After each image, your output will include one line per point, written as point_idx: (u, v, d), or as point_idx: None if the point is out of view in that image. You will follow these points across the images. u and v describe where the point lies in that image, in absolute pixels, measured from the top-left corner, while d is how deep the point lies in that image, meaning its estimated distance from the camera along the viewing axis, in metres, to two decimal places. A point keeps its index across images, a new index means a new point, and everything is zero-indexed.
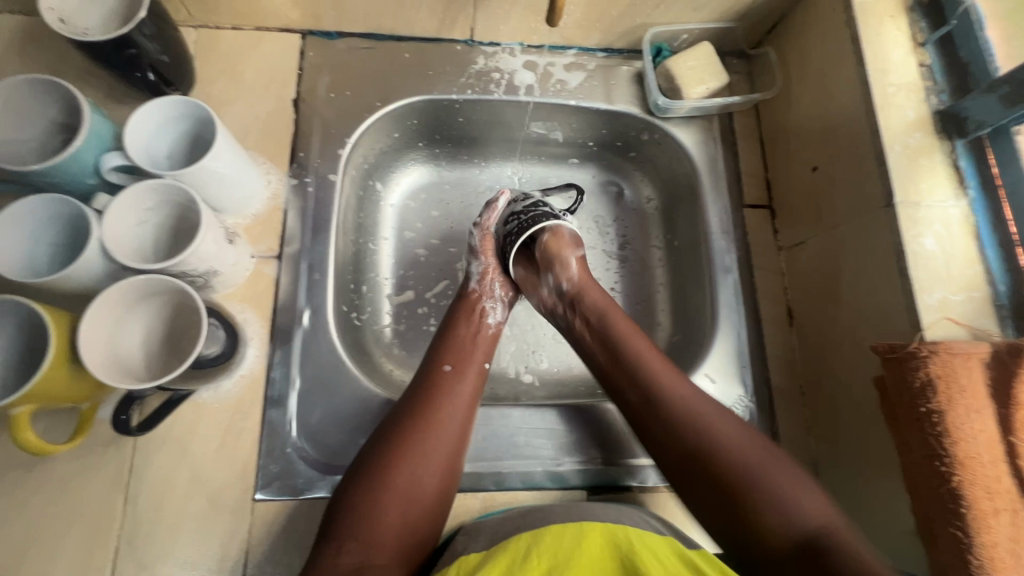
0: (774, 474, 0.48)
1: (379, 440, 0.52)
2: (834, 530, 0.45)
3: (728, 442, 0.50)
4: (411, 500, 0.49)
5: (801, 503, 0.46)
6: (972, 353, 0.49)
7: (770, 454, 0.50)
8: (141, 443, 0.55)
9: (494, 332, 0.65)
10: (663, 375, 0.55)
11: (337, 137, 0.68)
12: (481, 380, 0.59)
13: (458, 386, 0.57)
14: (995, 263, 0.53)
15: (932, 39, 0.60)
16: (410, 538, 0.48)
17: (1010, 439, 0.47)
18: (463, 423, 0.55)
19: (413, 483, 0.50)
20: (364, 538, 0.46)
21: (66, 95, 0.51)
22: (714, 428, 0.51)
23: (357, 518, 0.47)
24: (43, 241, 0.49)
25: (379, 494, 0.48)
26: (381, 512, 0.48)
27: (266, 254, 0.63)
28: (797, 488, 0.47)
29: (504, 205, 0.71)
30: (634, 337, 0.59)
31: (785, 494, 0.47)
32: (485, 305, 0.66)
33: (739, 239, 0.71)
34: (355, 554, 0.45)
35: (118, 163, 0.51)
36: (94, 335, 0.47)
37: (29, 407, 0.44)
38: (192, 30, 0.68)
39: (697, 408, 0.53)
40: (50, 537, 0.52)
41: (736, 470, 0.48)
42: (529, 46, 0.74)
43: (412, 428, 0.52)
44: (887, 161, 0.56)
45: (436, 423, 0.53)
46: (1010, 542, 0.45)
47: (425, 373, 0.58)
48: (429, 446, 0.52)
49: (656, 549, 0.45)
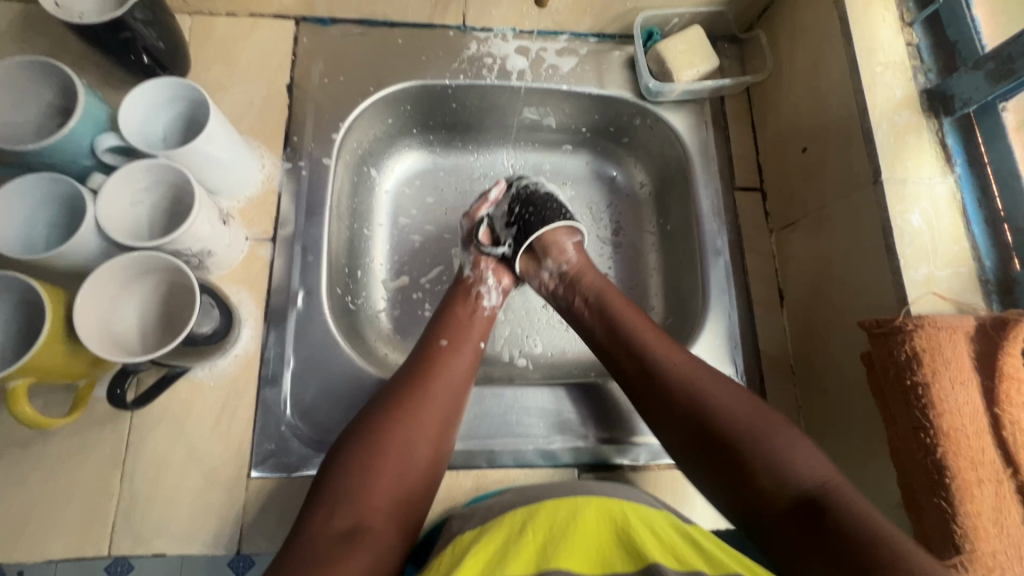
0: (759, 426, 0.48)
1: (373, 410, 0.52)
2: (833, 485, 0.45)
3: (731, 412, 0.50)
4: (405, 466, 0.50)
5: (795, 463, 0.46)
6: (957, 327, 0.49)
7: (772, 420, 0.49)
8: (137, 420, 0.56)
9: (490, 315, 0.65)
10: (673, 358, 0.54)
11: (331, 122, 0.69)
12: (476, 355, 0.60)
13: (454, 359, 0.58)
14: (980, 239, 0.54)
15: (920, 18, 0.60)
16: (403, 507, 0.49)
17: (994, 411, 0.48)
18: (457, 394, 0.56)
19: (405, 450, 0.50)
20: (356, 505, 0.47)
21: (61, 76, 0.52)
22: (713, 399, 0.51)
23: (349, 484, 0.48)
24: (41, 220, 0.50)
25: (375, 461, 0.49)
26: (375, 479, 0.48)
27: (260, 237, 0.64)
28: (796, 453, 0.47)
29: (497, 195, 0.71)
30: (620, 304, 0.60)
31: (782, 452, 0.47)
32: (481, 288, 0.66)
33: (730, 221, 0.72)
34: (348, 517, 0.46)
35: (113, 143, 0.52)
36: (89, 311, 0.47)
37: (27, 380, 0.45)
38: (187, 17, 0.69)
39: (693, 378, 0.52)
40: (48, 513, 0.53)
41: (734, 437, 0.49)
42: (521, 32, 0.75)
43: (406, 399, 0.53)
44: (874, 139, 0.56)
45: (431, 394, 0.54)
46: (993, 512, 0.46)
47: (421, 348, 0.59)
48: (422, 416, 0.52)
49: (653, 522, 0.46)
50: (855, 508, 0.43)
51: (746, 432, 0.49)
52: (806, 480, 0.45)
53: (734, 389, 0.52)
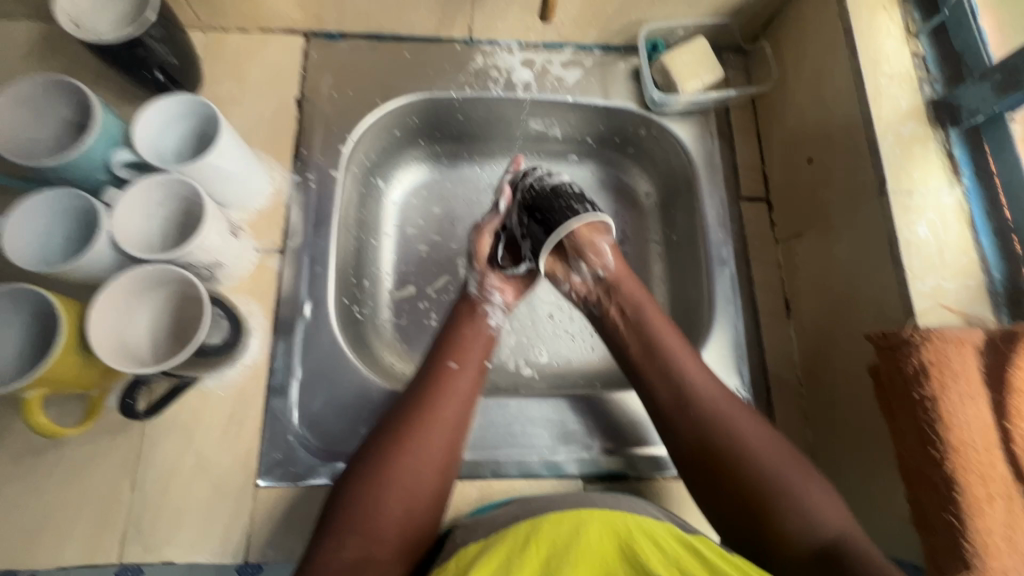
0: (784, 465, 0.50)
1: (383, 438, 0.52)
2: (852, 535, 0.47)
3: (758, 446, 0.52)
4: (411, 497, 0.50)
5: (816, 511, 0.48)
6: (965, 340, 0.48)
7: (794, 462, 0.51)
8: (148, 430, 0.57)
9: (494, 333, 0.64)
10: (702, 390, 0.55)
11: (339, 135, 0.70)
12: (480, 376, 0.59)
13: (459, 382, 0.57)
14: (990, 251, 0.53)
15: (926, 29, 0.60)
16: (411, 532, 0.49)
17: (1004, 425, 0.47)
18: (461, 419, 0.55)
19: (412, 480, 0.51)
20: (365, 532, 0.47)
21: (77, 93, 0.54)
22: (744, 432, 0.52)
23: (358, 516, 0.48)
24: (57, 233, 0.51)
25: (381, 491, 0.49)
26: (383, 511, 0.49)
27: (269, 248, 0.65)
28: (815, 493, 0.49)
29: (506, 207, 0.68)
30: (670, 338, 0.58)
31: (805, 501, 0.49)
32: (488, 308, 0.65)
33: (736, 231, 0.71)
34: (357, 549, 0.47)
35: (127, 158, 0.54)
36: (102, 325, 0.49)
37: (41, 392, 0.46)
38: (199, 33, 0.71)
39: (725, 411, 0.54)
40: (61, 520, 0.54)
41: (766, 479, 0.50)
42: (526, 45, 0.76)
43: (411, 428, 0.53)
44: (880, 150, 0.56)
45: (436, 420, 0.54)
46: (1004, 529, 0.45)
47: (427, 370, 0.58)
48: (428, 442, 0.53)
49: (654, 534, 0.46)
50: (868, 553, 0.45)
51: (775, 469, 0.50)
52: (828, 530, 0.47)
53: (759, 423, 0.54)
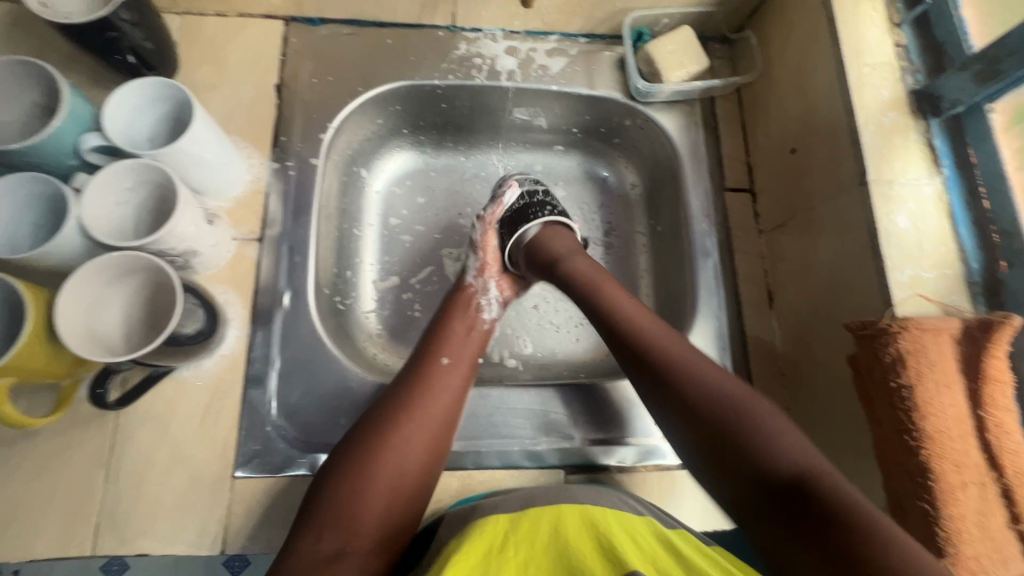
0: (742, 399, 0.48)
1: (369, 430, 0.52)
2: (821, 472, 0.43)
3: (715, 384, 0.50)
4: (395, 490, 0.50)
5: (778, 444, 0.45)
6: (942, 329, 0.49)
7: (755, 398, 0.49)
8: (122, 421, 0.56)
9: (488, 329, 0.65)
10: (658, 337, 0.54)
11: (319, 122, 0.69)
12: (473, 372, 0.60)
13: (451, 378, 0.57)
14: (968, 241, 0.53)
15: (908, 19, 0.60)
16: (392, 526, 0.49)
17: (979, 413, 0.47)
18: (449, 415, 0.55)
19: (398, 473, 0.50)
20: (344, 526, 0.47)
21: (46, 76, 0.52)
22: (699, 371, 0.51)
23: (339, 509, 0.48)
24: (24, 220, 0.50)
25: (365, 483, 0.49)
26: (364, 504, 0.48)
27: (247, 237, 0.64)
28: (778, 428, 0.46)
29: (510, 198, 0.71)
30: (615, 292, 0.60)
31: (770, 437, 0.46)
32: (479, 300, 0.66)
33: (720, 221, 0.71)
34: (335, 541, 0.46)
35: (98, 143, 0.52)
36: (70, 312, 0.47)
37: (7, 381, 0.45)
38: (175, 17, 0.69)
39: (682, 354, 0.53)
40: (32, 513, 0.53)
41: (727, 411, 0.48)
42: (510, 33, 0.75)
43: (399, 420, 0.52)
44: (861, 140, 0.56)
45: (425, 414, 0.54)
46: (977, 515, 0.45)
47: (419, 363, 0.58)
48: (416, 438, 0.52)
49: (636, 532, 0.45)
50: (840, 480, 0.42)
51: (732, 405, 0.48)
52: (791, 461, 0.44)
53: (713, 366, 0.52)
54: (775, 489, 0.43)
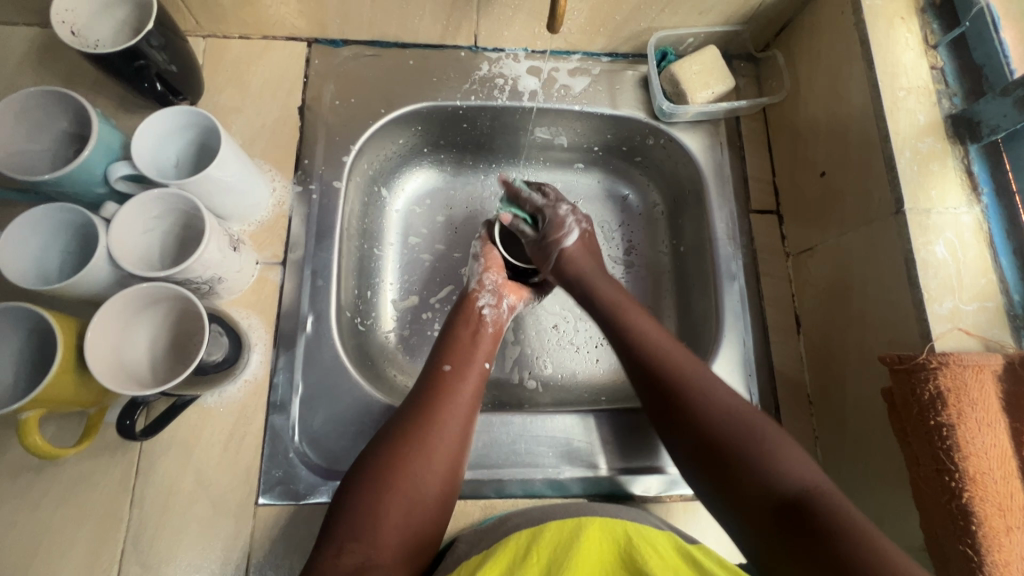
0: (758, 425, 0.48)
1: (384, 445, 0.51)
2: (818, 487, 0.43)
3: (728, 407, 0.49)
4: (412, 502, 0.49)
5: (784, 463, 0.45)
6: (983, 365, 0.47)
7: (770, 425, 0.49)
8: (148, 446, 0.56)
9: (493, 331, 0.65)
10: (667, 350, 0.55)
11: (341, 145, 0.69)
12: (482, 381, 0.59)
13: (461, 387, 0.57)
14: (1009, 272, 0.52)
15: (945, 41, 0.58)
16: (413, 537, 0.48)
17: (1023, 454, 0.46)
18: (464, 425, 0.55)
19: (416, 487, 0.49)
20: (364, 541, 0.46)
21: (76, 106, 0.53)
22: (712, 393, 0.51)
23: (358, 522, 0.46)
24: (54, 249, 0.51)
25: (384, 496, 0.48)
26: (384, 517, 0.47)
27: (271, 261, 0.64)
28: (785, 448, 0.46)
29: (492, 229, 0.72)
30: (636, 316, 0.60)
31: (771, 456, 0.46)
32: (481, 304, 0.66)
33: (745, 244, 0.70)
34: (357, 554, 0.45)
35: (126, 171, 0.52)
36: (100, 343, 0.47)
37: (37, 412, 0.45)
38: (200, 40, 0.69)
39: (690, 371, 0.53)
40: (58, 540, 0.53)
41: (735, 434, 0.47)
42: (533, 52, 0.74)
43: (412, 432, 0.52)
44: (897, 167, 0.54)
45: (439, 423, 0.53)
46: (1022, 561, 0.44)
47: (426, 375, 0.58)
48: (433, 450, 0.52)
49: (652, 541, 0.42)
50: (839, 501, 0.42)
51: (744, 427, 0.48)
52: (798, 480, 0.44)
53: (725, 387, 0.52)
54: (773, 504, 0.43)
